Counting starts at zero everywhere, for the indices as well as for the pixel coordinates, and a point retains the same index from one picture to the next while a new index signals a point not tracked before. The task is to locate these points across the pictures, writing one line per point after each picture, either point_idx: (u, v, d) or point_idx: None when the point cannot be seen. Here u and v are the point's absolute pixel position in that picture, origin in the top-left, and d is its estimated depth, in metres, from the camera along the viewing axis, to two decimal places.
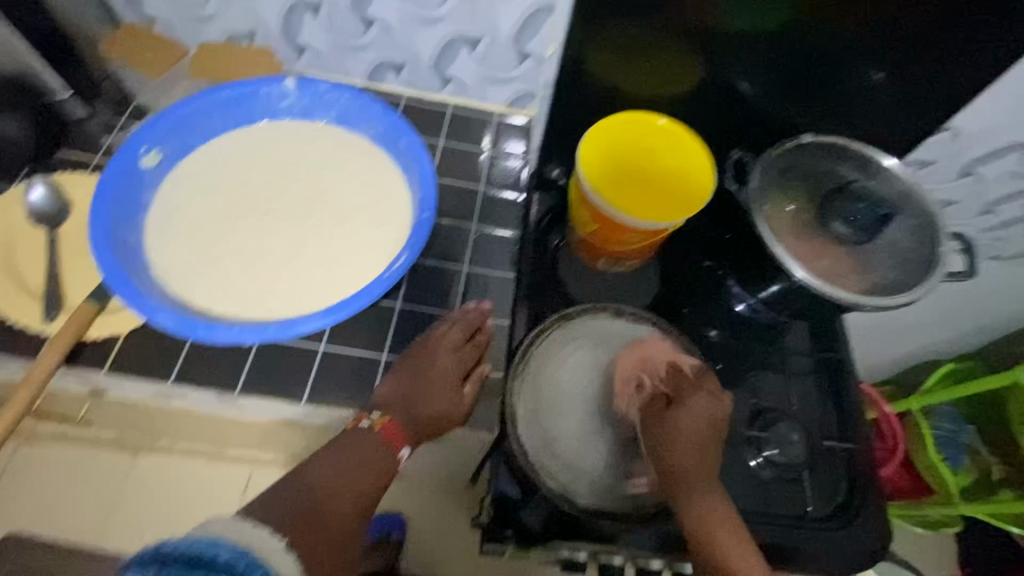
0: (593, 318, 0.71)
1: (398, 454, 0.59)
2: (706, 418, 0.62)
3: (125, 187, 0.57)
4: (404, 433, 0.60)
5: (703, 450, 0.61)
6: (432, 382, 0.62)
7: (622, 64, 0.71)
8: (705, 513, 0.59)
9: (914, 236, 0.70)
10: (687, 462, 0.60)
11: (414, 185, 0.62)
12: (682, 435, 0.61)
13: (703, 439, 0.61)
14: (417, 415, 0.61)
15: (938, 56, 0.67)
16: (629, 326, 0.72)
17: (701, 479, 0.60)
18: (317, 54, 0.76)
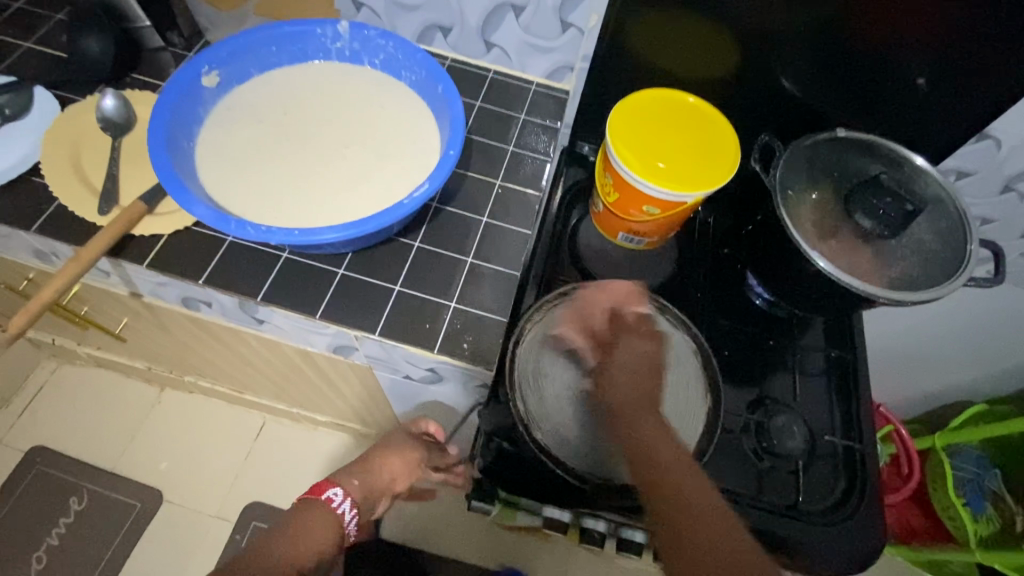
0: None
1: (326, 494, 0.65)
2: (637, 356, 0.60)
3: (186, 99, 0.62)
4: (329, 479, 0.67)
5: (639, 381, 0.59)
6: (370, 469, 0.71)
7: (661, 43, 0.73)
8: (652, 446, 0.56)
9: (941, 238, 0.69)
10: (624, 394, 0.58)
11: (445, 129, 0.65)
12: (615, 366, 0.60)
13: (641, 376, 0.59)
14: (352, 472, 0.70)
15: (990, 58, 0.65)
16: (665, 325, 0.70)
17: (640, 412, 0.58)
18: (373, 12, 0.81)
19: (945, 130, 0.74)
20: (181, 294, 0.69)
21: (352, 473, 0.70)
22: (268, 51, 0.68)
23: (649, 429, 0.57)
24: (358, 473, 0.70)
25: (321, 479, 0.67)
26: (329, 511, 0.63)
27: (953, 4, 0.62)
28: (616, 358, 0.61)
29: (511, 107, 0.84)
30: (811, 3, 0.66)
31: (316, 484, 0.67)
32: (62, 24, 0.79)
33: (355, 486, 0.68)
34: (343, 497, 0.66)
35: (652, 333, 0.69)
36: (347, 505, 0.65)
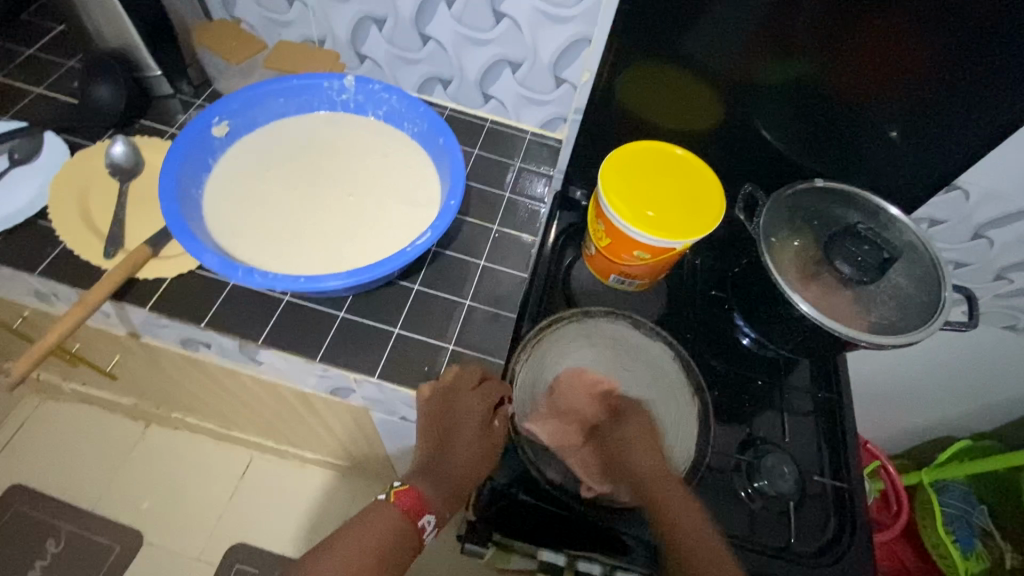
0: (612, 322, 0.75)
1: (419, 522, 0.61)
2: (645, 428, 0.65)
3: (196, 149, 0.65)
4: (426, 501, 0.61)
5: (659, 457, 0.63)
6: (457, 481, 0.63)
7: (649, 98, 0.78)
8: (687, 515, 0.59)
9: (917, 283, 0.72)
10: (646, 471, 0.62)
11: (445, 178, 0.68)
12: (631, 446, 0.63)
13: (651, 448, 0.64)
14: (443, 489, 0.63)
15: (953, 114, 0.70)
16: (643, 337, 0.74)
17: (667, 486, 0.61)
18: (377, 65, 0.86)
19: (915, 181, 0.79)
20: (181, 336, 0.70)
21: (441, 490, 0.63)
22: (276, 103, 0.71)
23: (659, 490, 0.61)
24: (445, 490, 0.63)
25: (419, 499, 0.61)
26: (414, 539, 0.60)
27: (916, 70, 0.67)
28: (626, 439, 0.64)
29: (507, 153, 0.87)
30: (788, 65, 0.71)
31: (415, 500, 0.61)
32: (73, 71, 0.82)
33: (445, 512, 0.63)
34: (432, 526, 0.62)
35: (640, 351, 0.73)
36: (432, 532, 0.63)
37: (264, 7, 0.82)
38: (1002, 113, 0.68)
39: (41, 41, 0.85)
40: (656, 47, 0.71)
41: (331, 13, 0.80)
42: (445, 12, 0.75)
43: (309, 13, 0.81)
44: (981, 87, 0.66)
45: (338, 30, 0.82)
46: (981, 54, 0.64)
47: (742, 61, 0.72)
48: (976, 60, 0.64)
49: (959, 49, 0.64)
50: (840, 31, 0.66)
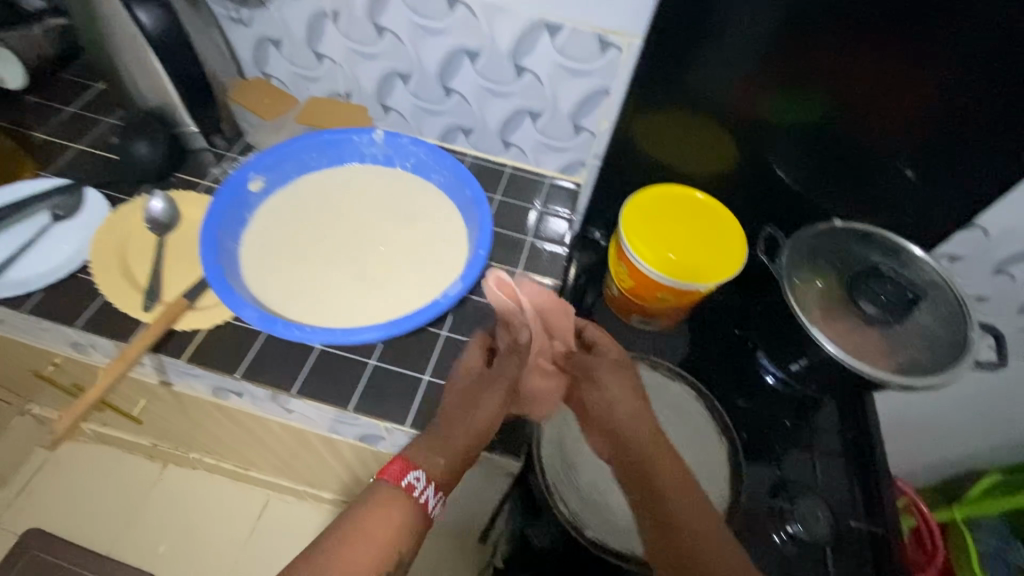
0: (631, 363, 0.76)
1: (405, 483, 0.54)
2: (626, 392, 0.61)
3: (234, 205, 0.68)
4: (409, 460, 0.56)
5: (644, 417, 0.59)
6: (452, 433, 0.59)
7: (666, 142, 0.80)
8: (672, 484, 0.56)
9: (943, 323, 0.72)
10: (632, 428, 0.58)
11: (473, 228, 0.70)
12: (613, 400, 0.60)
13: (637, 410, 0.60)
14: (433, 444, 0.58)
15: (967, 153, 0.71)
16: (664, 377, 0.75)
17: (646, 444, 0.57)
18: (401, 115, 0.89)
19: (935, 219, 0.80)
20: (213, 384, 0.71)
21: (430, 447, 0.57)
22: (308, 158, 0.74)
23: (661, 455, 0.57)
24: (435, 440, 0.58)
25: (399, 458, 0.56)
26: (403, 507, 0.54)
27: (929, 113, 0.69)
28: (610, 397, 0.61)
29: (528, 198, 0.89)
30: (802, 112, 0.73)
31: (395, 462, 0.56)
32: (112, 127, 0.86)
33: (438, 469, 0.56)
34: (425, 482, 0.55)
35: (664, 398, 0.74)
36: (430, 493, 0.55)
37: (294, 65, 0.86)
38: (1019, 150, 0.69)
39: (81, 99, 0.89)
40: (674, 95, 0.73)
41: (359, 69, 0.84)
42: (468, 68, 0.78)
43: (337, 70, 0.85)
44: (995, 127, 0.68)
45: (364, 84, 0.85)
46: (993, 96, 0.66)
47: (756, 106, 0.74)
48: (989, 101, 0.66)
49: (971, 93, 0.66)
50: (852, 78, 0.68)
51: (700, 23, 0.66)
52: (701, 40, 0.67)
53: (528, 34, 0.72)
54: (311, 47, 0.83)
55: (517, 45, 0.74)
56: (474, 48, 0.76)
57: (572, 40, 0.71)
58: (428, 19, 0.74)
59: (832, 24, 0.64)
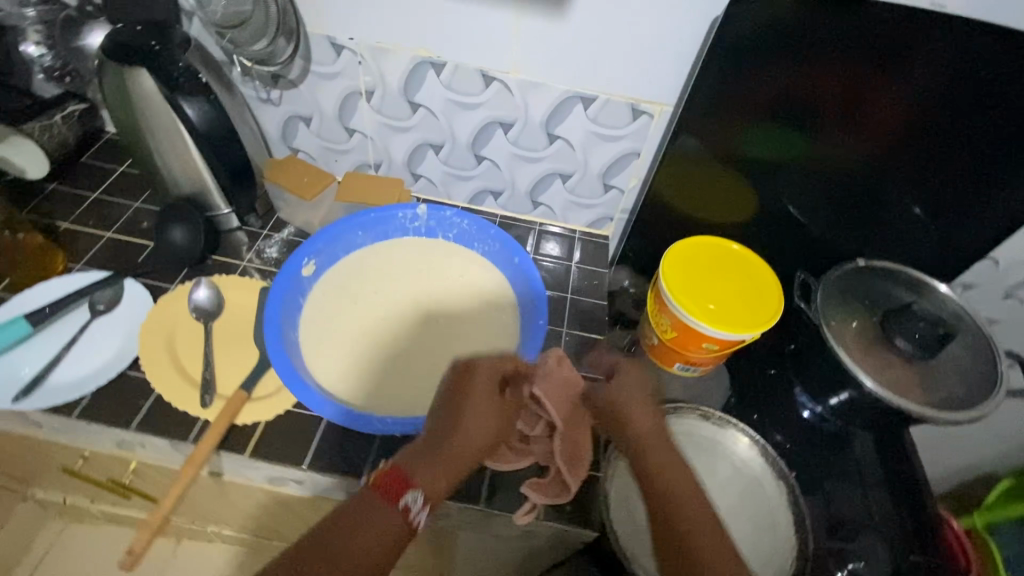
0: (683, 415, 0.78)
1: (400, 503, 0.51)
2: (642, 396, 0.62)
3: (291, 292, 0.68)
4: (411, 476, 0.52)
5: (654, 416, 0.61)
6: (455, 457, 0.54)
7: (696, 196, 0.83)
8: (676, 484, 0.57)
9: (972, 354, 0.76)
10: (645, 427, 0.60)
11: (524, 297, 0.71)
12: (631, 401, 0.61)
13: (649, 409, 0.61)
14: (430, 461, 0.54)
15: (982, 195, 0.76)
16: (715, 427, 0.77)
17: (656, 442, 0.59)
18: (430, 181, 0.90)
19: (951, 253, 0.84)
20: (270, 475, 0.68)
21: (432, 465, 0.53)
22: (355, 236, 0.74)
23: (661, 458, 0.59)
24: (437, 458, 0.54)
25: (400, 470, 0.53)
26: (401, 525, 0.51)
27: (945, 159, 0.73)
28: (627, 401, 0.61)
29: (560, 254, 0.91)
30: (828, 164, 0.77)
31: (397, 475, 0.53)
32: (141, 212, 0.85)
33: (437, 490, 0.53)
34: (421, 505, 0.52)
35: (715, 450, 0.76)
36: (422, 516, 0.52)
37: (323, 139, 0.87)
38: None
39: (105, 184, 0.88)
40: (705, 151, 0.76)
41: (390, 141, 0.85)
42: (501, 137, 0.81)
43: (368, 142, 0.86)
44: (1008, 172, 0.72)
45: (395, 155, 0.87)
46: (1009, 145, 0.70)
47: (783, 160, 0.77)
48: (1005, 150, 0.70)
49: (984, 140, 0.70)
50: (875, 132, 0.72)
51: (735, 86, 0.69)
52: (734, 102, 0.71)
53: (563, 105, 0.75)
54: (342, 123, 0.84)
55: (551, 115, 0.76)
56: (508, 120, 0.78)
57: (606, 108, 0.74)
58: (463, 94, 0.76)
59: (859, 85, 0.68)
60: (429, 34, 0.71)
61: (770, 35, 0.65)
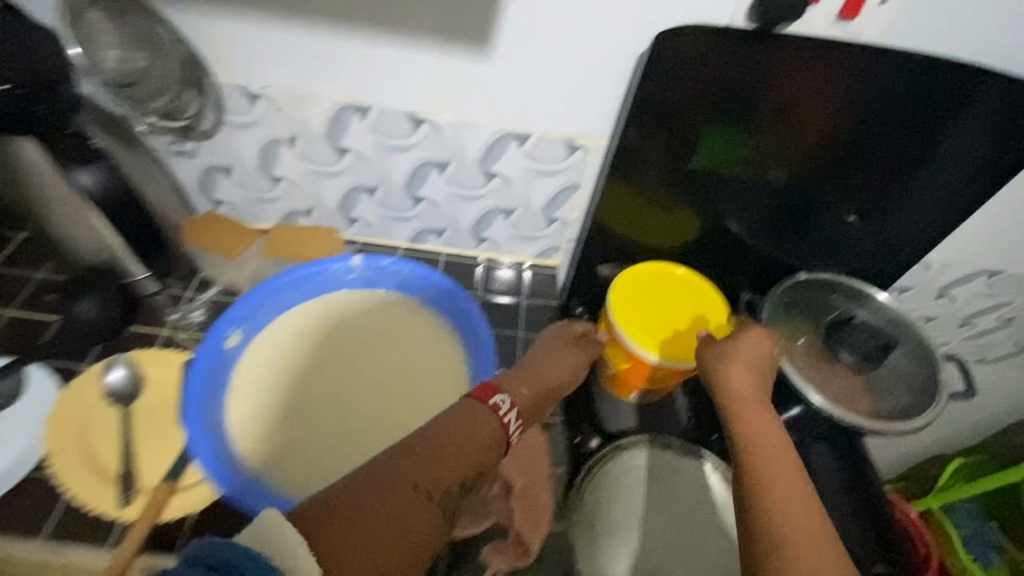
0: (643, 448, 0.74)
1: (490, 402, 0.55)
2: (752, 354, 0.65)
3: (213, 369, 0.63)
4: (491, 383, 0.57)
5: (758, 378, 0.63)
6: (540, 382, 0.66)
7: (639, 224, 0.80)
8: (761, 434, 0.55)
9: (913, 361, 0.78)
10: (742, 384, 0.62)
11: (472, 350, 0.68)
12: (736, 355, 0.65)
13: (756, 368, 0.64)
14: (517, 385, 0.64)
15: (911, 200, 0.77)
16: (676, 456, 0.74)
17: (750, 401, 0.60)
18: (367, 224, 0.86)
19: (888, 258, 0.86)
20: None
21: (524, 388, 0.64)
22: (287, 296, 0.70)
23: (751, 415, 0.58)
24: (524, 381, 0.65)
25: (487, 383, 0.58)
26: (490, 430, 0.53)
27: (875, 170, 0.74)
28: (739, 352, 0.65)
29: (509, 290, 0.89)
30: (766, 185, 0.76)
31: (487, 385, 0.58)
32: (45, 283, 0.77)
33: (523, 399, 0.61)
34: (510, 407, 0.55)
35: (676, 480, 0.72)
36: (511, 417, 0.55)
37: (246, 190, 0.81)
38: (958, 196, 0.77)
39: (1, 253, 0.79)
40: (646, 179, 0.74)
41: (319, 188, 0.80)
42: (436, 177, 0.77)
43: (295, 190, 0.81)
44: (934, 179, 0.75)
45: (326, 201, 0.82)
46: (932, 151, 0.72)
47: (723, 184, 0.76)
48: (931, 158, 0.73)
49: (908, 148, 0.72)
50: (809, 153, 0.73)
51: (667, 124, 0.68)
52: (668, 138, 0.69)
53: (496, 144, 0.72)
54: (264, 172, 0.79)
55: (486, 154, 0.74)
56: (441, 160, 0.75)
57: (541, 145, 0.72)
58: (392, 137, 0.72)
59: (789, 109, 0.68)
60: (349, 79, 0.67)
61: (698, 70, 0.63)
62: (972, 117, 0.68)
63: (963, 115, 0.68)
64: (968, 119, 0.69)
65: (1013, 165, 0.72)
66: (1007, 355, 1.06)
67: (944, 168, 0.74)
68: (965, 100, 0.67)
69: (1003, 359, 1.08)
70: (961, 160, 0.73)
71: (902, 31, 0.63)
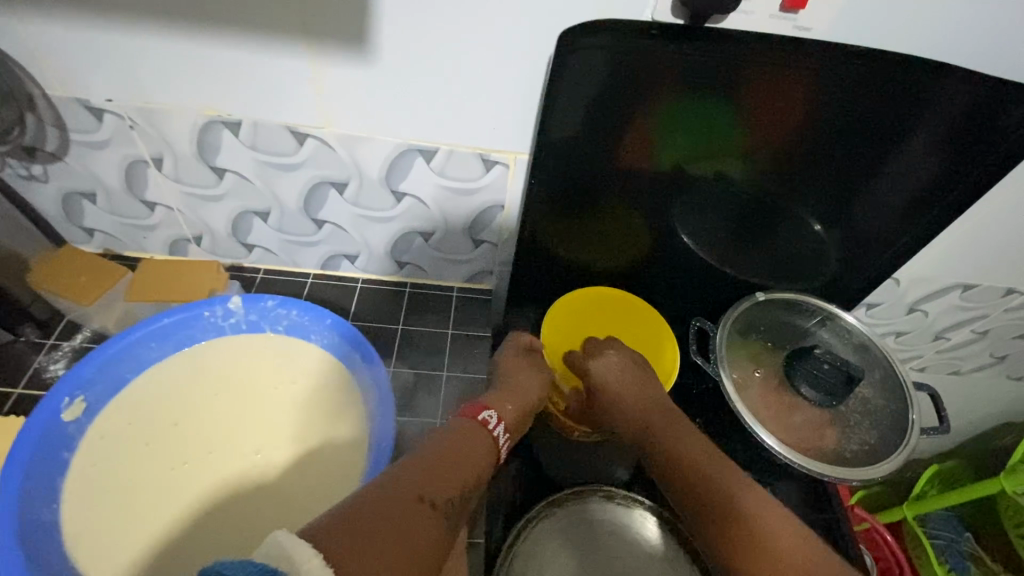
0: (581, 501, 0.60)
1: (481, 417, 0.53)
2: (618, 371, 0.61)
3: (41, 449, 0.52)
4: (481, 399, 0.55)
5: (641, 394, 0.59)
6: (526, 393, 0.59)
7: (568, 240, 0.66)
8: (685, 451, 0.54)
9: (881, 393, 0.64)
10: (633, 419, 0.58)
11: (372, 407, 0.58)
12: (606, 389, 0.60)
13: (635, 390, 0.59)
14: (503, 396, 0.57)
15: (882, 201, 0.63)
16: (621, 510, 0.61)
17: (659, 424, 0.57)
18: (268, 251, 0.75)
19: (860, 271, 0.71)
20: None
21: (513, 405, 0.57)
22: (147, 350, 0.60)
23: (668, 438, 0.56)
24: (507, 395, 0.57)
25: (470, 403, 0.55)
26: (489, 446, 0.51)
27: (835, 168, 0.61)
28: (604, 383, 0.60)
29: (436, 322, 0.78)
30: (719, 193, 0.63)
31: (474, 405, 0.55)
32: None
33: (511, 410, 0.56)
34: (498, 421, 0.54)
35: (621, 540, 0.59)
36: (503, 436, 0.54)
37: (119, 217, 0.70)
38: (939, 196, 0.62)
39: None
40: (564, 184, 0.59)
41: (203, 212, 0.69)
42: (337, 198, 0.66)
43: (176, 215, 0.70)
44: (910, 178, 0.61)
45: (215, 226, 0.71)
46: (900, 143, 0.58)
47: (662, 194, 0.62)
48: (902, 154, 0.58)
49: (867, 140, 0.58)
50: (753, 151, 0.59)
51: (591, 147, 0.56)
52: (599, 158, 0.57)
53: (400, 160, 0.62)
54: (136, 196, 0.67)
55: (389, 171, 0.63)
56: (339, 179, 0.64)
57: (451, 161, 0.62)
58: (273, 154, 0.61)
59: (728, 108, 0.54)
60: (207, 88, 0.55)
61: (623, 83, 0.51)
62: (946, 99, 0.54)
63: (936, 100, 0.54)
64: (943, 104, 0.54)
65: (1008, 154, 0.57)
66: (985, 365, 0.98)
67: (920, 162, 0.59)
68: (937, 80, 0.52)
69: (979, 371, 1.01)
70: (937, 151, 0.58)
71: (858, 19, 0.51)
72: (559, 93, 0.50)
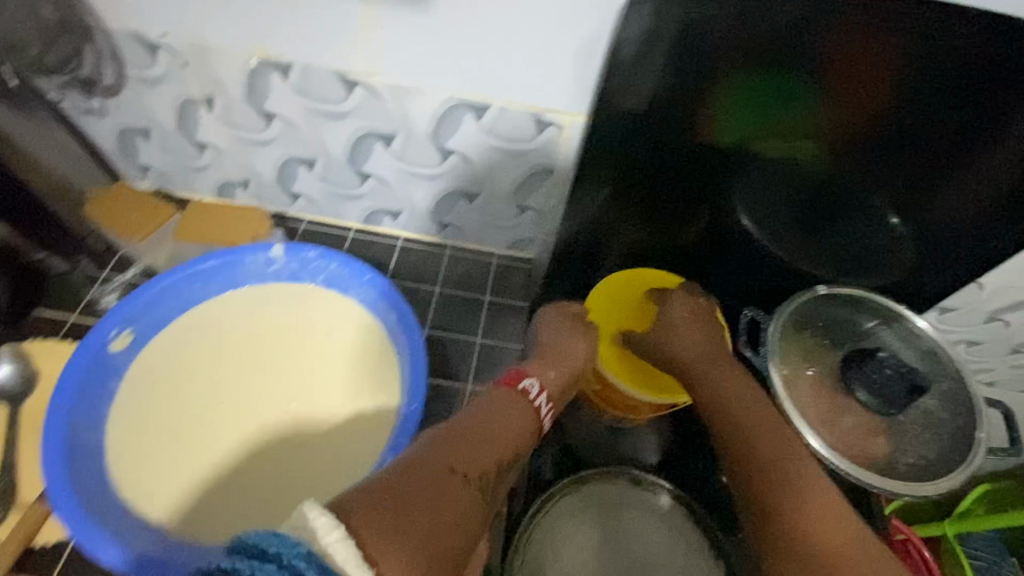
0: (607, 481, 0.58)
1: (521, 388, 0.52)
2: (688, 309, 0.61)
3: (87, 378, 0.54)
4: (521, 369, 0.54)
5: (703, 335, 0.59)
6: (565, 360, 0.58)
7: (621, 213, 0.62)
8: (724, 391, 0.53)
9: (949, 405, 0.57)
10: (686, 351, 0.58)
11: (404, 369, 0.57)
12: (671, 324, 0.60)
13: (693, 329, 0.60)
14: (549, 364, 0.56)
15: (979, 196, 0.55)
16: (648, 494, 0.58)
17: (700, 361, 0.57)
18: (312, 201, 0.74)
19: (938, 272, 0.64)
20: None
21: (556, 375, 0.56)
22: (191, 291, 0.61)
23: (711, 377, 0.55)
24: (552, 364, 0.56)
25: (511, 370, 0.54)
26: (530, 424, 0.49)
27: (928, 153, 0.53)
28: (666, 316, 0.61)
29: (474, 288, 0.77)
30: (794, 172, 0.57)
31: (515, 373, 0.53)
32: None
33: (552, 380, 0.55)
34: (539, 391, 0.53)
35: (647, 523, 0.57)
36: (545, 406, 0.52)
37: (171, 157, 0.70)
38: None
39: None
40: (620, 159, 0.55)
41: (249, 156, 0.68)
42: (382, 151, 0.64)
43: (224, 159, 0.69)
44: (1014, 173, 0.53)
45: (261, 172, 0.70)
46: (1006, 129, 0.50)
47: (730, 169, 0.57)
48: (1008, 143, 0.51)
49: (969, 122, 0.50)
50: (832, 127, 0.53)
51: (658, 117, 0.51)
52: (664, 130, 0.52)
53: (449, 115, 0.59)
54: (187, 136, 0.67)
55: (437, 127, 0.61)
56: (386, 132, 0.62)
57: (502, 120, 0.59)
58: (321, 101, 0.60)
59: (811, 76, 0.48)
60: (258, 30, 0.54)
61: (702, 46, 0.46)
62: None
63: None
64: None
65: None
66: None
67: None
68: None
69: None
70: None
71: None
72: (627, 54, 0.46)
